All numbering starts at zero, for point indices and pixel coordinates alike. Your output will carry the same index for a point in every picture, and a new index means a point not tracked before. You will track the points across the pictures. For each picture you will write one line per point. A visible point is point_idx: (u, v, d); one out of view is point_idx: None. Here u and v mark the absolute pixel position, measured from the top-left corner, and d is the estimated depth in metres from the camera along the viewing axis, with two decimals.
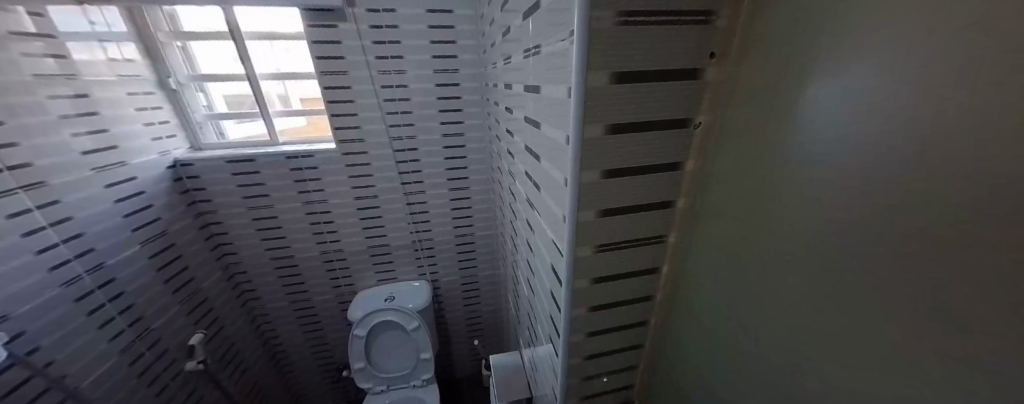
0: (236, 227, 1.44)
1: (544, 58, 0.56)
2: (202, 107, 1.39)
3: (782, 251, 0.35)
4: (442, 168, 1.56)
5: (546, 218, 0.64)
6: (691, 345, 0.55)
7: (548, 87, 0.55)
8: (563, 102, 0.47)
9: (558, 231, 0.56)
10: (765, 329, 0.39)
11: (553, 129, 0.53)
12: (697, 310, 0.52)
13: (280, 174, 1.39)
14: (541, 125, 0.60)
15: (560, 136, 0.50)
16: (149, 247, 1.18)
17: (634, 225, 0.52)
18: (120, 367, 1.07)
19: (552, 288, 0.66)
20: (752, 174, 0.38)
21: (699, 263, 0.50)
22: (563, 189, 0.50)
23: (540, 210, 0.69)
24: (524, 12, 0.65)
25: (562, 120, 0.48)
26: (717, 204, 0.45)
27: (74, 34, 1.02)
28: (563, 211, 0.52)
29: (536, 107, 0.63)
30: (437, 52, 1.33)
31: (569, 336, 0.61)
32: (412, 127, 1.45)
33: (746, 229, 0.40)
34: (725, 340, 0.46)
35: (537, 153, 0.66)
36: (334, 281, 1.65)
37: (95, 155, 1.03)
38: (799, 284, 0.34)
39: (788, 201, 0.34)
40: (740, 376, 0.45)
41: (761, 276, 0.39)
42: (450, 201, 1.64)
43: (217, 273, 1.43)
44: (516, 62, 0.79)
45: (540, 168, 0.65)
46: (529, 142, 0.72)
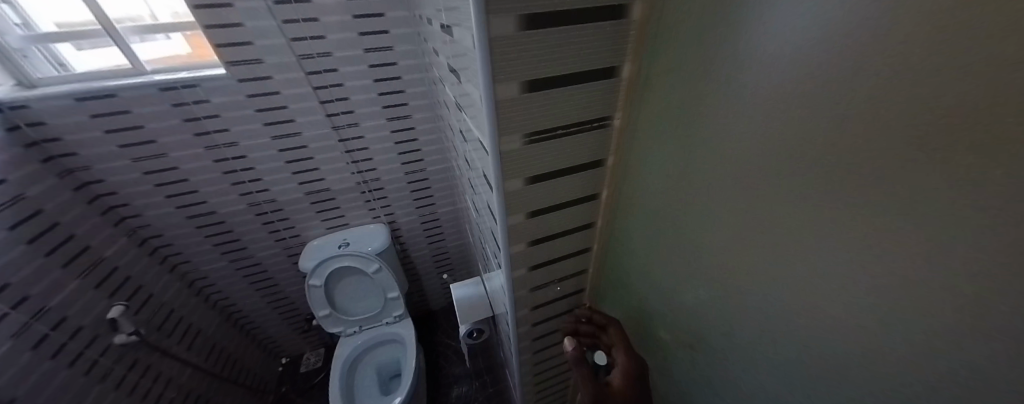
0: (127, 185, 1.19)
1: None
2: (15, 26, 1.00)
3: (745, 93, 0.31)
4: (375, 94, 1.31)
5: (470, 114, 0.54)
6: (643, 229, 0.53)
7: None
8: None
9: (482, 118, 0.45)
10: (718, 188, 0.37)
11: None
12: (650, 193, 0.49)
13: (161, 112, 1.11)
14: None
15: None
16: (3, 217, 0.93)
17: (566, 101, 0.45)
18: (20, 352, 0.92)
19: (487, 198, 0.59)
20: (712, 7, 0.32)
21: (650, 140, 0.46)
22: (475, 58, 0.40)
23: (468, 110, 0.57)
24: None
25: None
26: (670, 58, 0.39)
27: None
28: (479, 90, 0.42)
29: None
30: None
31: (510, 247, 0.58)
32: (321, 41, 1.15)
33: (704, 80, 0.35)
34: (677, 213, 0.44)
35: (457, 25, 0.51)
36: (276, 234, 1.50)
37: None
38: (760, 124, 0.30)
39: (754, 20, 0.28)
40: (695, 246, 0.43)
41: (720, 131, 0.35)
42: (391, 134, 1.43)
43: (122, 240, 1.23)
44: None
45: (462, 48, 0.51)
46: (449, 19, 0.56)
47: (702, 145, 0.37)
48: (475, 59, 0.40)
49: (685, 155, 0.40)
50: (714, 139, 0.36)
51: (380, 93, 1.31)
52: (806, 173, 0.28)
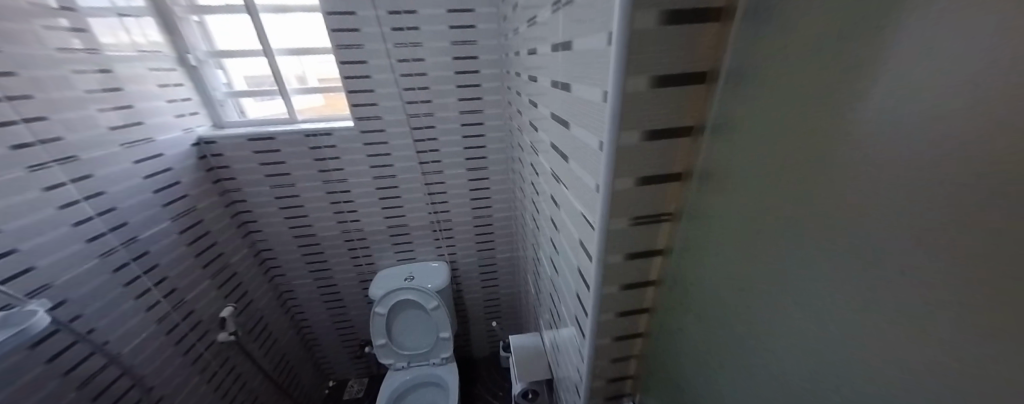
0: (260, 205, 1.46)
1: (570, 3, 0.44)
2: (222, 85, 1.38)
3: (858, 209, 0.21)
4: (460, 147, 1.49)
5: (574, 191, 0.52)
6: (702, 346, 0.41)
7: (562, 45, 0.50)
8: (593, 48, 0.38)
9: (584, 202, 0.47)
10: (773, 348, 0.31)
11: (577, 86, 0.45)
12: (712, 304, 0.38)
13: (300, 152, 1.38)
14: (563, 81, 0.52)
15: (591, 92, 0.40)
16: (179, 222, 1.20)
17: (657, 200, 0.41)
18: (156, 336, 1.10)
19: (577, 287, 0.56)
20: (784, 138, 0.26)
21: (712, 239, 0.36)
22: (587, 154, 0.44)
23: (560, 185, 0.60)
24: None
25: (590, 76, 0.40)
26: (724, 176, 0.33)
27: (95, 8, 1.00)
28: (587, 183, 0.44)
29: (557, 63, 0.54)
30: (454, 22, 1.24)
31: (597, 341, 0.53)
32: (429, 103, 1.39)
33: (794, 181, 0.25)
34: (721, 348, 0.38)
35: (559, 116, 0.57)
36: (355, 260, 1.68)
37: (122, 131, 1.03)
38: (828, 302, 0.24)
39: (833, 184, 0.22)
40: (739, 395, 0.36)
41: (818, 251, 0.24)
42: (468, 182, 1.58)
43: (244, 250, 1.47)
44: (534, 15, 0.66)
45: (561, 134, 0.57)
46: (550, 107, 0.65)
47: (783, 268, 0.28)
48: (588, 155, 0.43)
49: (737, 286, 0.34)
50: (812, 255, 0.25)
51: (465, 147, 1.49)
52: (890, 381, 0.21)
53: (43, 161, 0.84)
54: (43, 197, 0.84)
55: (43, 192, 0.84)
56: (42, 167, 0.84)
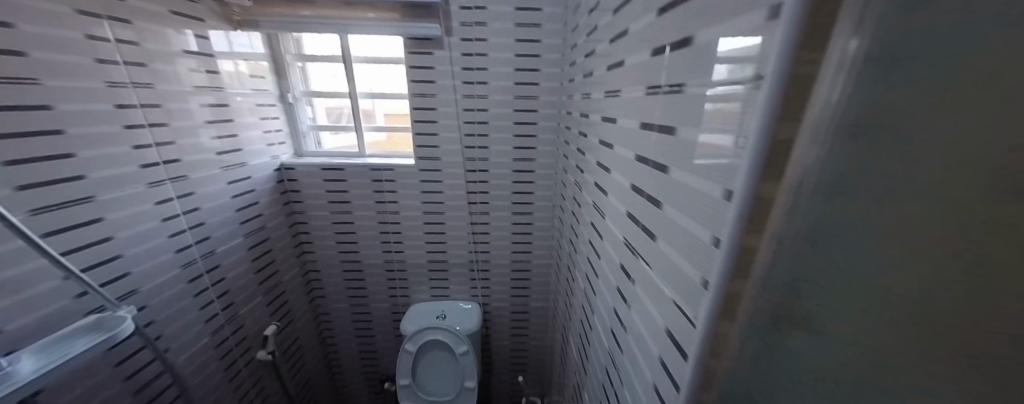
0: (317, 228, 1.55)
1: (683, 93, 0.42)
2: (308, 119, 1.55)
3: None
4: (508, 192, 1.48)
5: (658, 270, 0.47)
6: None
7: (661, 127, 0.47)
8: (711, 142, 0.36)
9: (681, 292, 0.42)
10: None
11: (678, 171, 0.42)
12: None
13: (363, 183, 1.47)
14: (656, 159, 0.49)
15: (703, 185, 0.37)
16: (250, 239, 1.30)
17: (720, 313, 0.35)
18: (207, 348, 1.14)
19: (654, 378, 0.50)
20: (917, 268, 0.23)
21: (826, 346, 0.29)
22: (693, 243, 0.39)
23: (638, 259, 0.55)
24: (622, 36, 0.62)
25: (704, 169, 0.37)
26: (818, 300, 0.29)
27: (226, 54, 1.18)
28: (690, 276, 0.39)
29: (647, 141, 0.52)
30: (520, 78, 1.31)
31: None
32: (485, 149, 1.42)
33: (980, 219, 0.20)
34: None
35: (641, 189, 0.54)
36: (392, 290, 1.69)
37: (225, 155, 1.17)
38: None
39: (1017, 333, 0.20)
40: None
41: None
42: (511, 226, 1.55)
43: (295, 269, 1.54)
44: (617, 89, 0.66)
45: (644, 207, 0.53)
46: (625, 176, 0.62)
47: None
48: (695, 244, 0.39)
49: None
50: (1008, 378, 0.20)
51: (514, 191, 1.48)
52: None
53: (161, 178, 0.97)
54: (153, 209, 0.95)
55: (155, 205, 0.95)
56: (159, 184, 0.96)
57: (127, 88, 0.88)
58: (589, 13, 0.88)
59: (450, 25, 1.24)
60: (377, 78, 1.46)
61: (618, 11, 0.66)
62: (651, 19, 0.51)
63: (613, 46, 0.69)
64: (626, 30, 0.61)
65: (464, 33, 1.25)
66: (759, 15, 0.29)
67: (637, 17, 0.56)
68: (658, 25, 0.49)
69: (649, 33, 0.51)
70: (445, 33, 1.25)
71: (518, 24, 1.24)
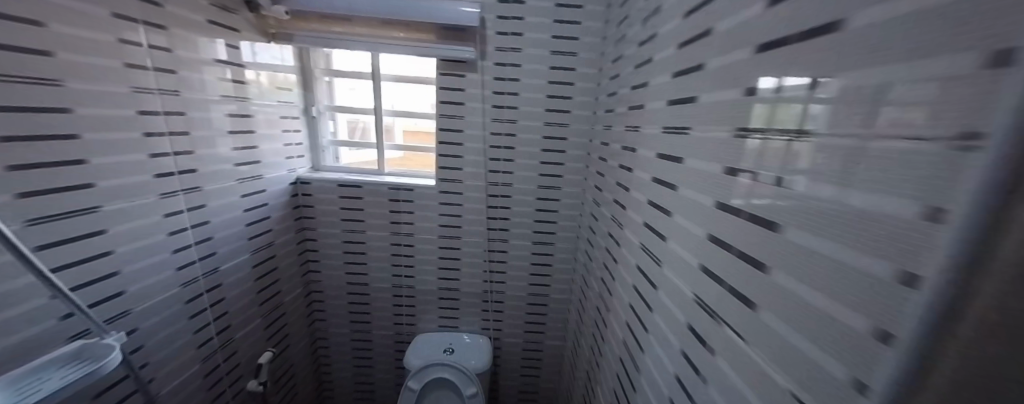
0: (326, 246, 1.47)
1: (801, 141, 0.34)
2: (329, 133, 1.51)
3: None
4: (530, 220, 1.41)
5: (765, 352, 0.39)
6: None
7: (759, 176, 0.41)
8: (856, 204, 0.29)
9: (811, 389, 0.33)
10: None
11: (796, 231, 0.35)
12: None
13: (379, 202, 1.41)
14: (755, 212, 0.41)
15: (850, 256, 0.29)
16: (256, 256, 1.22)
17: None
18: (195, 378, 1.04)
19: None
20: None
21: None
22: (834, 330, 0.31)
23: (720, 325, 0.47)
24: (695, 70, 0.57)
25: (850, 235, 0.29)
26: None
27: (257, 65, 1.16)
28: (829, 372, 0.31)
29: (735, 188, 0.45)
30: (550, 105, 1.27)
31: None
32: (508, 175, 1.36)
33: None
34: None
35: (728, 244, 0.46)
36: (397, 317, 1.58)
37: (242, 167, 1.12)
38: None
39: None
40: None
41: None
42: (531, 256, 1.46)
43: (298, 289, 1.45)
44: (684, 125, 0.60)
45: (731, 265, 0.45)
46: (696, 223, 0.54)
47: None
48: (838, 333, 0.31)
49: None
50: None
51: (536, 220, 1.41)
52: None
53: (174, 189, 0.91)
54: (160, 222, 0.88)
55: (163, 218, 0.89)
56: (170, 195, 0.90)
57: (151, 95, 0.84)
58: (639, 44, 0.85)
59: (485, 49, 1.22)
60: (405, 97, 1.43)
61: (685, 44, 0.61)
62: (740, 54, 0.46)
63: (677, 80, 0.64)
64: (699, 64, 0.56)
65: (498, 58, 1.23)
66: (954, 56, 0.23)
67: (718, 50, 0.51)
68: (752, 61, 0.43)
69: (738, 69, 0.46)
70: (480, 56, 1.22)
71: (554, 52, 1.21)
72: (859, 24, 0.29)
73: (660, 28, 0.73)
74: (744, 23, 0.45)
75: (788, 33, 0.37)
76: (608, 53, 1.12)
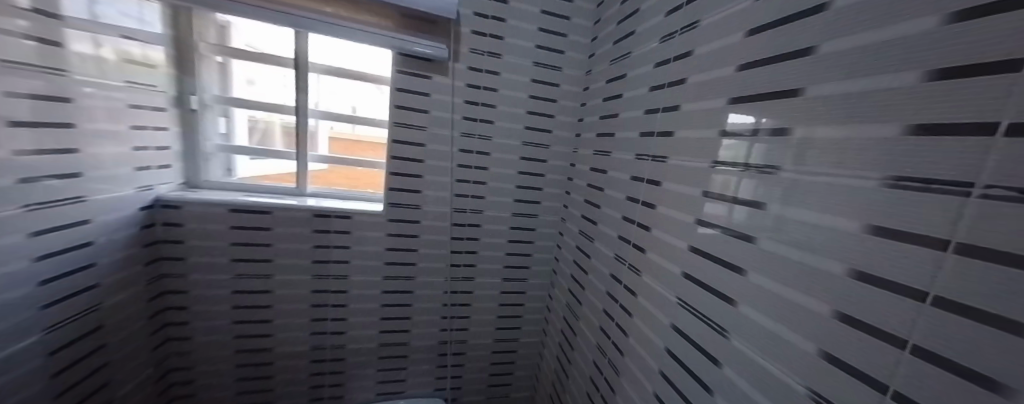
0: (202, 301, 1.01)
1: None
2: (217, 135, 1.06)
3: None
4: (503, 253, 1.18)
5: None
6: None
7: (967, 247, 0.29)
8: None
9: None
10: None
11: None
12: None
13: (299, 234, 1.02)
14: (973, 302, 0.28)
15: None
16: (58, 334, 0.75)
17: None
18: None
19: None
20: None
21: None
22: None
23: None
24: (792, 95, 0.44)
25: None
26: None
27: (86, 21, 0.71)
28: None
29: (904, 260, 0.33)
30: (532, 121, 1.07)
31: None
32: (480, 200, 1.11)
33: None
34: None
35: (896, 335, 0.33)
36: (315, 390, 1.17)
37: (26, 185, 0.65)
38: None
39: None
40: None
41: None
42: (500, 295, 1.23)
43: (145, 371, 0.98)
44: (767, 163, 0.47)
45: (901, 365, 0.33)
46: (810, 293, 0.41)
47: None
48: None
49: None
50: None
51: (509, 253, 1.18)
52: None
53: None
54: None
55: None
56: None
57: None
58: (657, 65, 0.72)
59: (458, 49, 0.97)
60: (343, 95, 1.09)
61: (759, 65, 0.49)
62: (897, 80, 0.34)
63: (744, 107, 0.51)
64: (795, 90, 0.44)
65: (472, 60, 0.99)
66: None
67: (855, 70, 0.38)
68: (926, 90, 0.32)
69: (889, 101, 0.34)
70: (451, 56, 0.98)
71: (536, 62, 1.03)
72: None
73: (699, 46, 0.61)
74: (909, 39, 0.33)
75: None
76: (597, 72, 0.98)
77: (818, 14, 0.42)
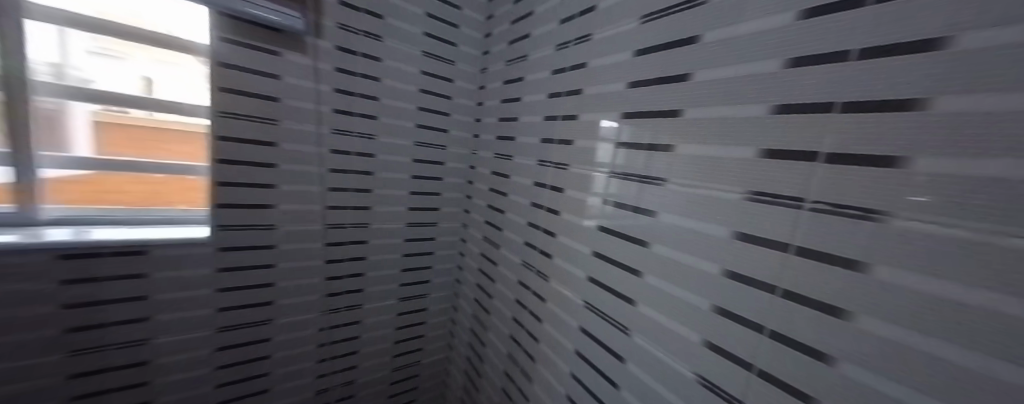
0: None
1: (875, 221, 0.31)
2: None
3: None
4: (396, 270, 1.02)
5: None
6: None
7: (804, 250, 0.36)
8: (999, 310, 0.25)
9: None
10: None
11: (881, 323, 0.31)
12: None
13: (42, 292, 0.64)
14: (811, 294, 0.35)
15: (984, 364, 0.26)
16: None
17: None
18: None
19: None
20: None
21: None
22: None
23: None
24: (671, 115, 0.49)
25: (987, 345, 0.25)
26: None
27: None
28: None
29: (762, 260, 0.39)
30: (422, 119, 0.94)
31: None
32: (363, 211, 0.92)
33: None
34: None
35: (757, 322, 0.40)
36: None
37: None
38: None
39: None
40: None
41: None
42: (396, 318, 1.07)
43: None
44: (655, 174, 0.51)
45: (762, 346, 0.39)
46: (693, 291, 0.46)
47: None
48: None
49: None
50: None
51: (404, 269, 1.03)
52: None
53: None
54: None
55: None
56: None
57: None
58: (555, 72, 0.72)
59: (319, 21, 0.76)
60: (131, 61, 0.71)
61: (647, 85, 0.53)
62: (751, 110, 0.40)
63: (635, 121, 0.54)
64: (676, 111, 0.49)
65: (341, 39, 0.79)
66: None
67: (725, 98, 0.43)
68: (773, 121, 0.38)
69: (746, 128, 0.41)
70: (310, 30, 0.75)
71: (425, 52, 0.90)
72: (957, 108, 0.27)
73: (593, 59, 0.63)
74: (763, 75, 0.39)
75: (835, 100, 0.33)
76: (493, 71, 0.93)
77: (692, 44, 0.47)
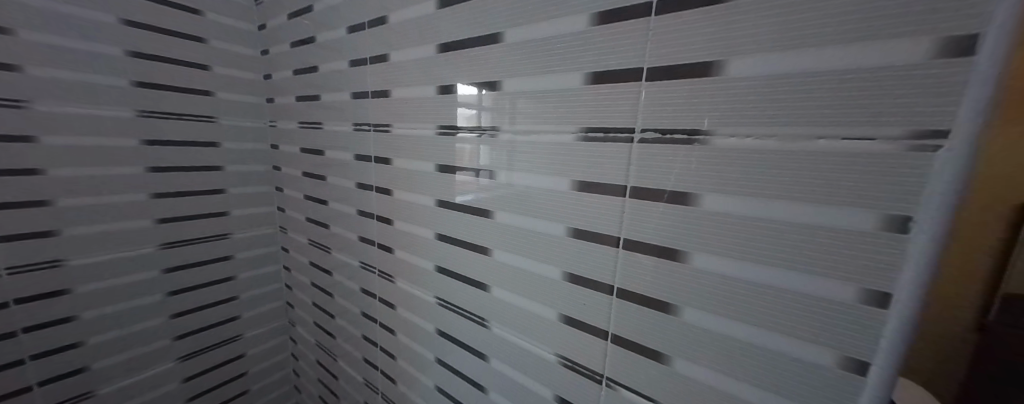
0: None
1: (700, 144, 0.26)
2: None
3: None
4: (160, 318, 0.66)
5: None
6: None
7: (639, 191, 0.30)
8: (813, 222, 0.23)
9: None
10: None
11: (715, 259, 0.27)
12: None
13: None
14: (651, 241, 0.30)
15: (801, 281, 0.24)
16: None
17: None
18: None
19: None
20: None
21: None
22: (776, 366, 0.26)
23: (614, 389, 0.35)
24: (492, 41, 0.37)
25: (805, 262, 0.24)
26: None
27: None
28: None
29: (599, 210, 0.33)
30: (142, 74, 0.57)
31: None
32: (44, 241, 0.53)
33: None
34: None
35: (605, 283, 0.34)
36: None
37: None
38: None
39: None
40: None
41: None
42: (183, 386, 0.72)
43: None
44: (489, 123, 0.39)
45: (614, 311, 0.34)
46: (540, 261, 0.38)
47: None
48: (783, 366, 0.26)
49: None
50: None
51: (176, 313, 0.68)
52: None
53: None
54: None
55: None
56: None
57: None
58: None
59: None
60: None
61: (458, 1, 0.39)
62: (571, 25, 0.31)
63: (456, 54, 0.41)
64: (496, 34, 0.37)
65: None
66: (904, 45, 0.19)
67: (542, 10, 0.33)
68: (594, 35, 0.30)
69: (569, 47, 0.32)
70: None
71: None
72: None
73: None
74: None
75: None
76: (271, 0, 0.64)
77: None
